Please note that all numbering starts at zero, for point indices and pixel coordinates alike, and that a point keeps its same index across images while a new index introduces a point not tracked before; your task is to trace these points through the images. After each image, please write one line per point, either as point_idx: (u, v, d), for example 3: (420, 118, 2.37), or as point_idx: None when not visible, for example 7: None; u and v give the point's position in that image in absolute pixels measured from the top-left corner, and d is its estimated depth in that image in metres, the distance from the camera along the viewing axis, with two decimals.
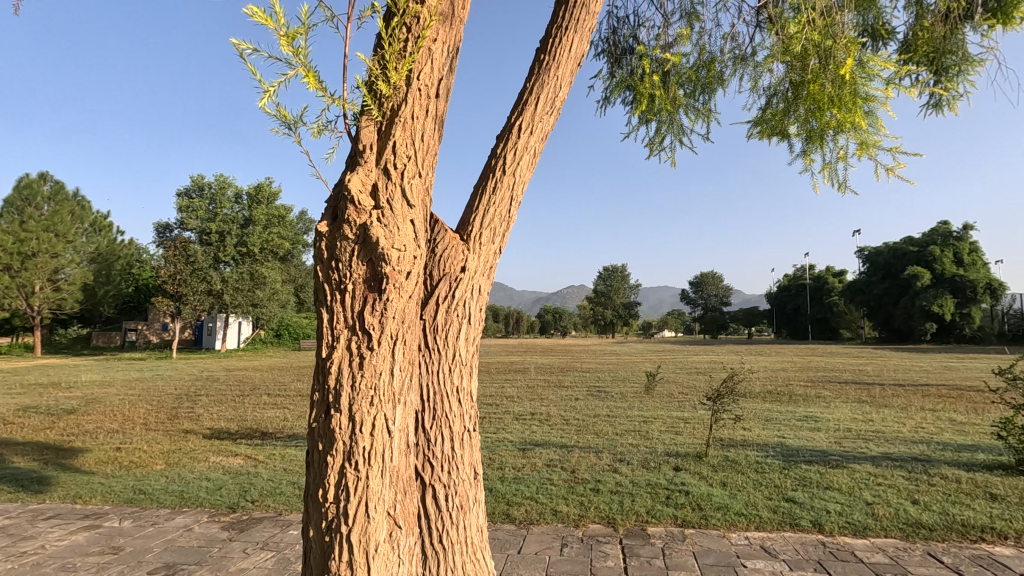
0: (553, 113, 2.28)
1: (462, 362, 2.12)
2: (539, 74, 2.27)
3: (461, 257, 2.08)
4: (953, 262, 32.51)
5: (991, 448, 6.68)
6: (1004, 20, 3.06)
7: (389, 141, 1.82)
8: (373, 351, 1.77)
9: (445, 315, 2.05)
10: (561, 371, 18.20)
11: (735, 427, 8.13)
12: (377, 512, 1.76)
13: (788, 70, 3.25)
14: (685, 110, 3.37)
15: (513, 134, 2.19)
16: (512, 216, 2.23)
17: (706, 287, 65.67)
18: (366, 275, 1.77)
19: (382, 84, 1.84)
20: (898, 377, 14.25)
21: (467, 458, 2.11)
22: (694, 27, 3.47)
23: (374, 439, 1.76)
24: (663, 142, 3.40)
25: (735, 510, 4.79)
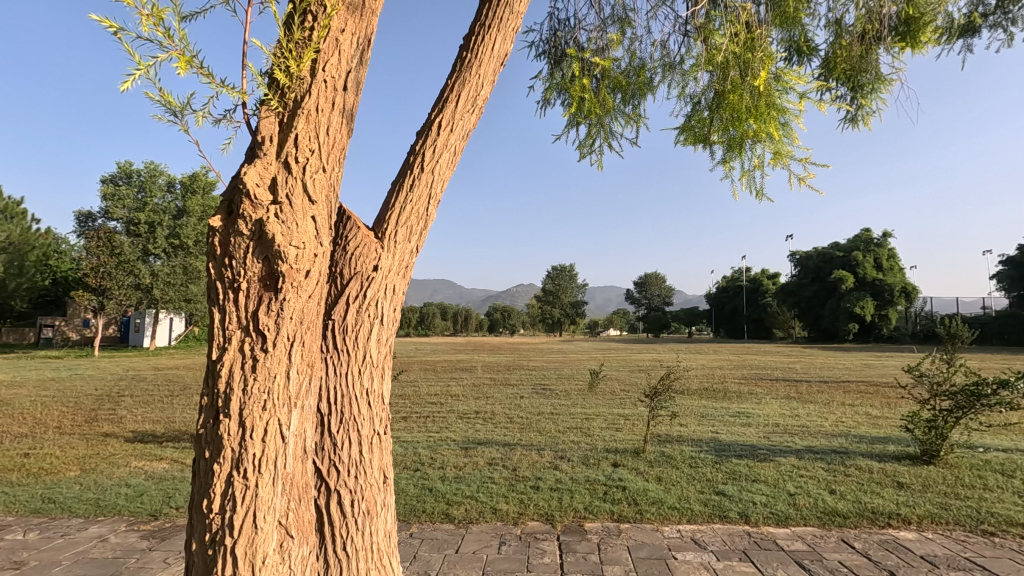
0: (474, 113, 2.26)
1: (374, 363, 2.09)
2: (460, 71, 2.26)
3: (374, 256, 2.04)
4: (874, 267, 34.84)
5: (900, 439, 7.22)
6: (913, 44, 3.28)
7: (290, 133, 1.77)
8: (267, 353, 1.71)
9: (356, 314, 2.00)
10: (507, 369, 18.29)
11: (672, 424, 8.39)
12: (266, 522, 1.70)
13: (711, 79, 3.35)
14: (615, 115, 3.45)
15: (432, 131, 2.16)
16: (430, 216, 2.21)
17: (650, 287, 67.57)
18: (262, 274, 1.70)
19: (281, 74, 1.78)
20: (823, 375, 15.19)
21: (377, 462, 2.09)
22: (626, 33, 3.54)
23: (265, 445, 1.71)
24: (594, 145, 3.46)
25: (668, 504, 4.95)
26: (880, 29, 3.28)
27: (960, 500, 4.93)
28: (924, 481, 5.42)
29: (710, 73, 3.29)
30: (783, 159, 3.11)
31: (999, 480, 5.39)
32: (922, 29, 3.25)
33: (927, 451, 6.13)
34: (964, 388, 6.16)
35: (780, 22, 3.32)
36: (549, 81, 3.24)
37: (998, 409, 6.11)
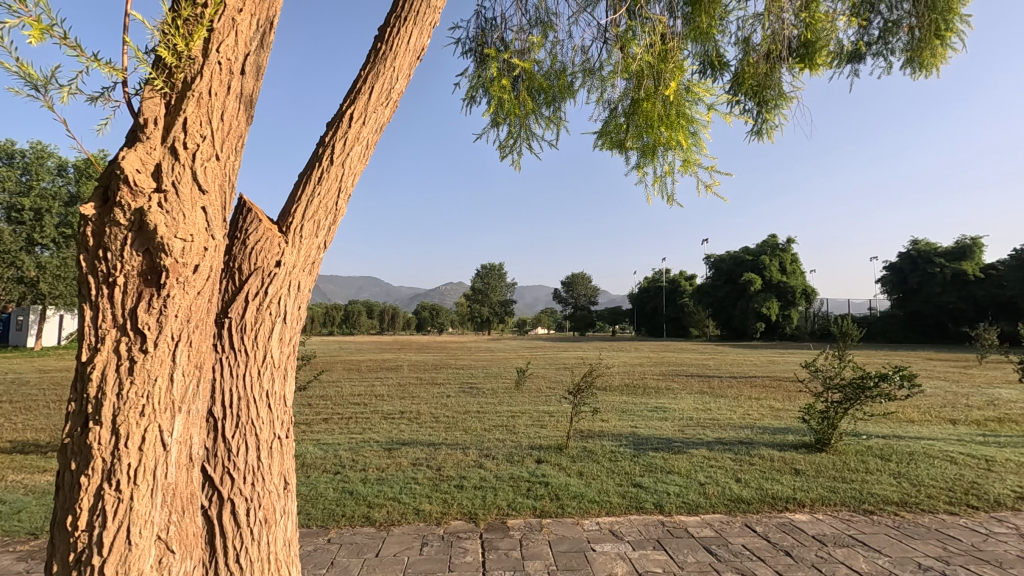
0: (388, 106, 2.22)
1: (275, 363, 2.00)
2: (374, 63, 2.20)
3: (277, 251, 1.95)
4: (778, 270, 37.64)
5: (797, 430, 7.85)
6: (810, 65, 3.57)
7: (178, 117, 1.65)
8: (148, 354, 1.59)
9: (256, 313, 1.91)
10: (435, 368, 18.11)
11: (594, 419, 8.66)
12: (142, 537, 1.57)
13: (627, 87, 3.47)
14: (535, 118, 3.50)
15: (343, 122, 2.11)
16: (339, 211, 2.15)
17: (576, 287, 69.24)
18: (142, 268, 1.58)
19: (167, 53, 1.67)
20: (733, 371, 16.22)
21: (277, 467, 2.00)
22: (547, 37, 3.60)
23: (143, 454, 1.58)
24: (514, 146, 3.50)
25: (589, 498, 5.10)
26: (783, 50, 3.53)
27: (847, 483, 5.43)
28: (817, 467, 5.92)
29: (626, 81, 3.41)
30: (692, 167, 3.30)
31: (879, 463, 5.99)
32: (817, 52, 3.55)
33: (820, 440, 6.68)
34: (852, 381, 6.79)
35: (693, 36, 3.50)
36: (472, 80, 3.22)
37: (879, 399, 6.78)
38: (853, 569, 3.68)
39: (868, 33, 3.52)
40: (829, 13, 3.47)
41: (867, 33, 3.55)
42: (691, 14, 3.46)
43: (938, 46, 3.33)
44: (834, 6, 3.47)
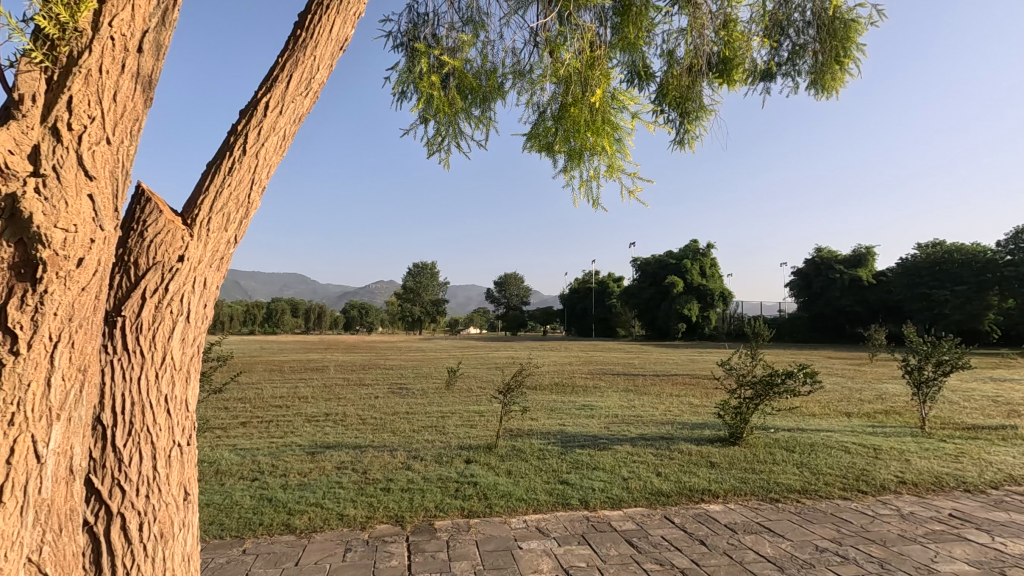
0: (307, 96, 2.13)
1: (176, 364, 1.87)
2: (293, 50, 2.11)
3: (180, 244, 1.82)
4: (699, 274, 39.67)
5: (712, 425, 8.32)
6: (728, 81, 3.78)
7: (62, 95, 1.51)
8: (20, 356, 1.44)
9: (155, 311, 1.78)
10: (362, 369, 17.63)
11: (524, 418, 8.75)
12: (11, 560, 1.42)
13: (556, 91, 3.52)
14: (464, 117, 3.49)
15: (257, 111, 2.00)
16: (251, 204, 2.05)
17: (509, 287, 69.71)
18: (16, 260, 1.43)
19: (48, 24, 1.51)
20: (656, 369, 16.93)
21: (177, 477, 1.87)
22: (478, 36, 3.60)
23: (13, 467, 1.43)
24: (443, 144, 3.47)
25: (516, 496, 5.15)
26: (704, 65, 3.72)
27: (756, 473, 5.80)
28: (730, 459, 6.29)
29: (555, 86, 3.46)
30: (616, 172, 3.41)
31: (784, 455, 6.45)
32: (735, 69, 3.76)
33: (733, 434, 7.11)
34: (762, 378, 7.27)
35: (620, 46, 3.61)
36: (400, 74, 3.15)
37: (785, 395, 7.32)
38: (759, 554, 3.95)
39: (779, 54, 3.77)
40: (744, 33, 3.70)
41: (778, 54, 3.80)
42: (619, 24, 3.56)
43: (838, 71, 3.61)
44: (749, 27, 3.70)
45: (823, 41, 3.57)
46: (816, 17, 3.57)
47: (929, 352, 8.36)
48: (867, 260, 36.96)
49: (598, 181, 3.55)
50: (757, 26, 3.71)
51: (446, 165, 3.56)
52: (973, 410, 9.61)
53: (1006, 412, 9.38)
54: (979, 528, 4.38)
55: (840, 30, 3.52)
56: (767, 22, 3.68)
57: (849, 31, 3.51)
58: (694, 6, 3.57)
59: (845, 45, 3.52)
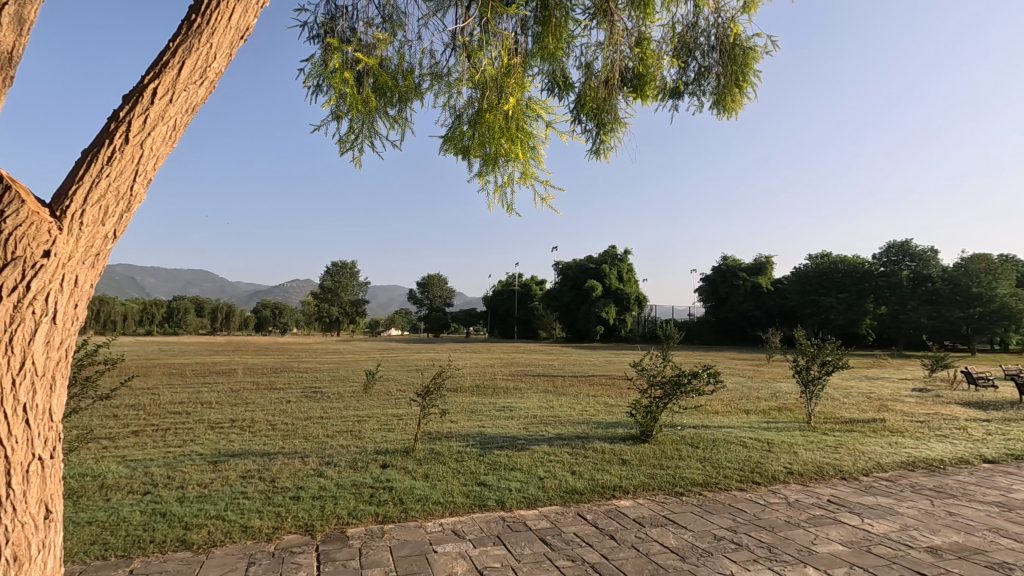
0: (201, 85, 2.03)
1: (37, 370, 1.69)
2: (186, 36, 2.00)
3: (46, 238, 1.66)
4: (617, 278, 41.28)
5: (625, 423, 8.68)
6: (641, 96, 3.97)
7: None
8: None
9: (13, 312, 1.60)
10: (274, 372, 16.74)
11: (443, 421, 8.69)
12: None
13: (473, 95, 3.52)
14: (379, 116, 3.42)
15: (144, 97, 1.88)
16: (135, 197, 1.90)
17: (432, 288, 68.93)
18: None
19: None
20: (574, 370, 17.40)
21: (34, 495, 1.70)
22: (396, 35, 3.55)
23: None
24: (355, 142, 3.39)
25: (433, 500, 5.10)
26: (619, 79, 3.88)
27: (663, 469, 6.12)
28: (640, 456, 6.58)
29: (472, 90, 3.46)
30: (530, 179, 3.48)
31: (689, 451, 6.85)
32: (647, 85, 3.96)
33: (644, 432, 7.45)
34: (671, 379, 7.67)
35: (539, 55, 3.70)
36: (312, 69, 3.03)
37: (692, 394, 7.78)
38: (664, 545, 4.16)
39: (686, 74, 4.00)
40: (656, 51, 3.91)
41: (686, 74, 4.02)
42: (539, 34, 3.65)
43: (738, 93, 3.87)
44: (661, 46, 3.92)
45: (725, 65, 3.83)
46: (719, 43, 3.84)
47: (816, 353, 9.22)
48: (766, 269, 40.04)
49: (512, 186, 3.60)
50: (667, 46, 3.93)
51: (360, 164, 3.47)
52: (851, 405, 10.68)
53: (877, 407, 10.52)
54: (851, 511, 4.88)
55: (740, 56, 3.79)
56: (677, 43, 3.91)
57: (747, 58, 3.79)
58: (611, 22, 3.71)
59: (745, 70, 3.80)
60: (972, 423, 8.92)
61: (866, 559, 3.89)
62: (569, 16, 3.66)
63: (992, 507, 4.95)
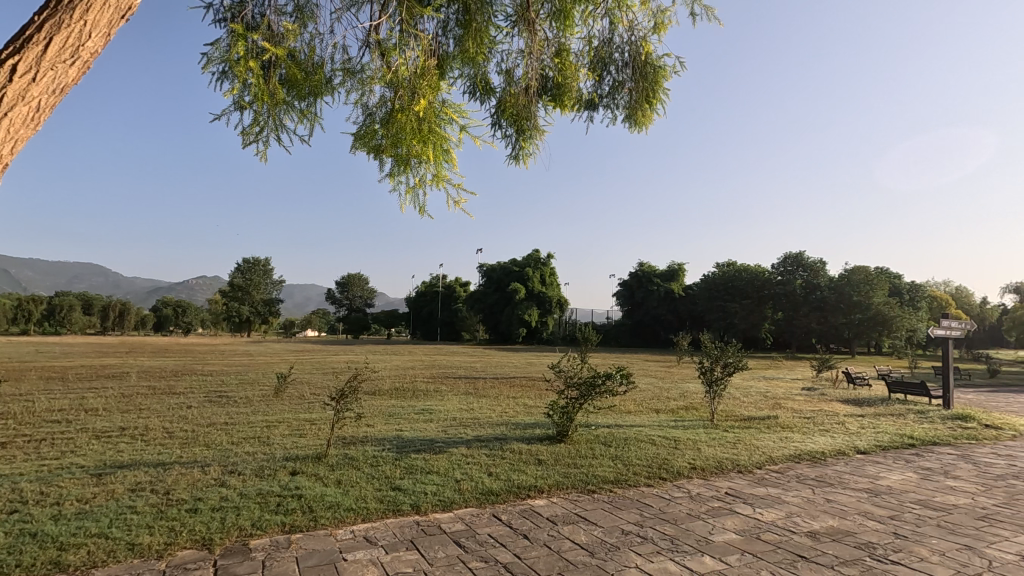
0: (72, 63, 2.14)
1: None
2: (55, 15, 2.12)
3: None
4: (540, 281, 42.03)
5: (542, 424, 8.85)
6: (559, 105, 4.08)
7: None
8: None
9: None
10: (172, 375, 15.48)
11: (358, 425, 8.44)
12: None
13: (386, 95, 3.45)
14: (286, 110, 3.28)
15: (7, 70, 1.97)
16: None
17: (352, 288, 66.73)
18: None
19: None
20: (495, 372, 17.51)
21: None
22: (306, 27, 3.43)
23: None
24: (259, 135, 3.22)
25: (345, 506, 4.94)
26: (537, 88, 3.97)
27: (577, 468, 6.30)
28: (555, 456, 6.74)
29: (385, 89, 3.39)
30: (442, 182, 3.47)
31: (602, 449, 7.10)
32: (565, 95, 4.08)
33: (561, 432, 7.62)
34: (586, 380, 7.91)
35: (459, 59, 3.71)
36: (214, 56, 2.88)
37: (606, 395, 8.08)
38: (575, 542, 4.29)
39: (601, 88, 4.17)
40: (574, 64, 4.05)
41: (600, 88, 4.19)
42: (460, 37, 3.67)
43: (648, 109, 4.07)
44: (578, 59, 4.07)
45: (637, 81, 4.02)
46: (632, 59, 4.03)
47: (719, 355, 9.87)
48: (678, 275, 42.35)
49: (424, 188, 3.55)
50: (584, 59, 4.09)
51: (263, 159, 3.30)
52: (749, 404, 11.54)
53: (771, 405, 11.44)
54: (745, 502, 5.27)
55: (651, 74, 4.00)
56: (593, 57, 4.08)
57: (657, 76, 4.00)
58: (531, 31, 3.81)
59: (655, 87, 4.01)
60: (849, 418, 9.93)
61: (756, 545, 4.22)
62: (492, 22, 3.70)
63: (862, 493, 5.53)
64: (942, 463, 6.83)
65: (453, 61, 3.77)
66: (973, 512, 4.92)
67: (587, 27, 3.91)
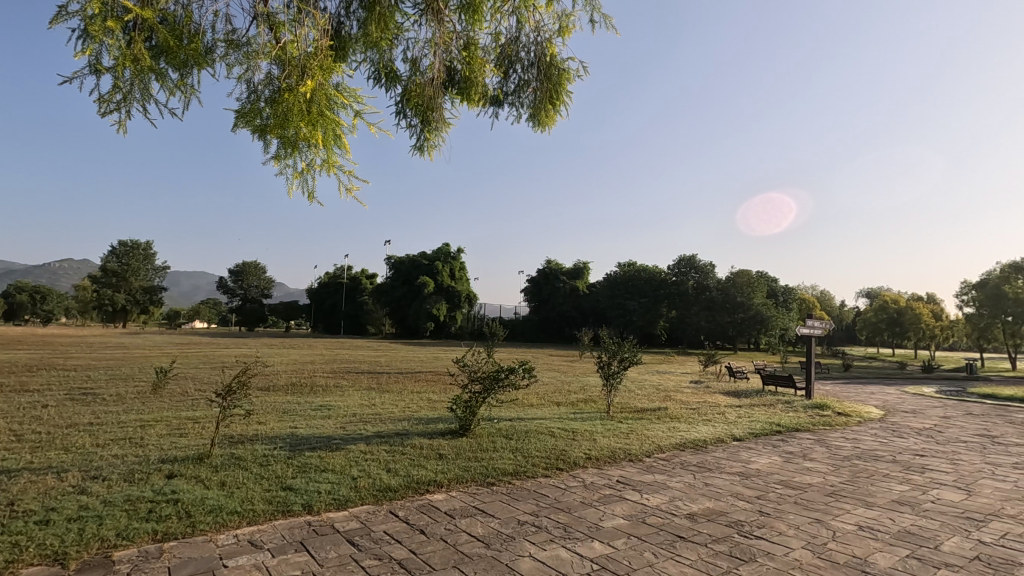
0: None
1: None
2: None
3: None
4: (449, 275, 41.76)
5: (445, 419, 8.82)
6: (466, 99, 4.07)
7: None
8: None
9: None
10: (23, 371, 13.57)
11: (248, 423, 7.94)
12: None
13: (274, 72, 3.23)
14: (156, 79, 2.93)
15: None
16: None
17: (247, 277, 62.39)
18: None
19: None
20: (400, 367, 17.19)
21: None
22: None
23: None
24: (120, 105, 2.83)
25: (228, 510, 4.62)
26: (444, 79, 3.92)
27: (477, 461, 6.35)
28: (457, 450, 6.74)
29: (272, 66, 3.18)
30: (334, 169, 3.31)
31: (503, 442, 7.21)
32: (472, 90, 4.07)
33: (463, 426, 7.63)
34: (490, 374, 7.97)
35: (361, 42, 3.57)
36: (66, 11, 2.51)
37: (508, 389, 8.21)
38: (471, 534, 4.33)
39: (506, 85, 4.21)
40: (481, 59, 4.06)
41: (506, 86, 4.22)
42: (364, 19, 3.52)
43: (552, 110, 4.17)
44: (485, 54, 4.08)
45: (542, 82, 4.11)
46: (538, 59, 4.10)
47: (617, 350, 10.37)
48: (583, 273, 43.95)
49: (313, 174, 3.39)
50: (491, 54, 4.11)
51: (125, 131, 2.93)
52: (643, 396, 12.23)
53: (662, 397, 12.23)
54: (634, 488, 5.59)
55: (555, 76, 4.11)
56: (499, 54, 4.11)
57: (562, 79, 4.12)
58: (439, 22, 3.75)
59: (559, 90, 4.11)
60: (728, 408, 10.85)
61: (641, 529, 4.49)
62: (397, 8, 3.59)
63: (735, 476, 6.08)
64: (802, 447, 7.68)
65: (356, 44, 3.62)
66: (824, 490, 5.58)
67: (495, 24, 3.92)
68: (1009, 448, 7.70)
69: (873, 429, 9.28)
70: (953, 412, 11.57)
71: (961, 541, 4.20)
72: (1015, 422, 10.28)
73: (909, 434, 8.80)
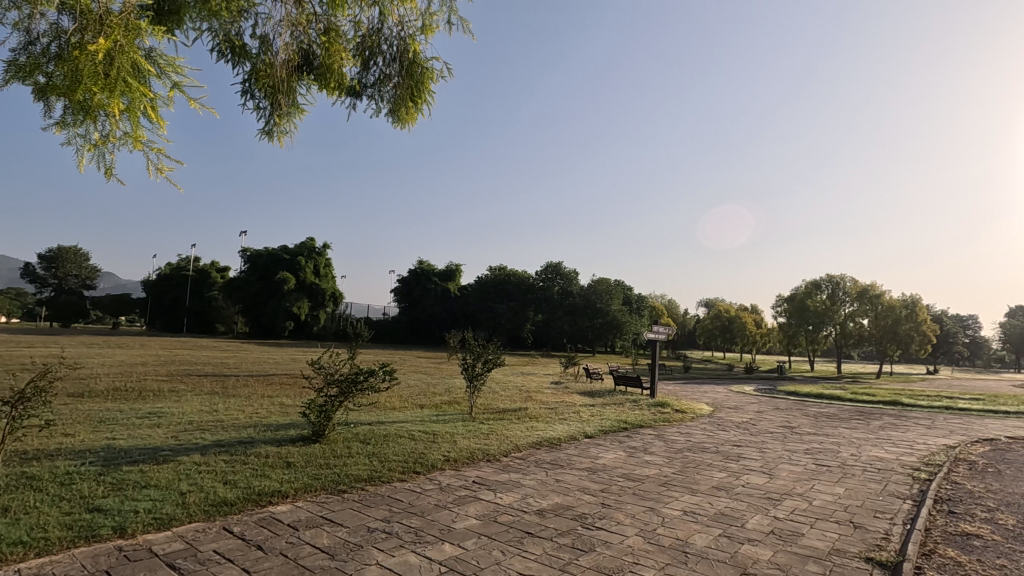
0: None
1: None
2: None
3: None
4: (313, 272, 39.50)
5: (297, 425, 8.25)
6: (322, 87, 3.88)
7: None
8: None
9: None
10: None
11: (50, 437, 6.73)
12: None
13: (66, 24, 2.78)
14: None
15: None
16: None
17: (64, 264, 53.08)
18: None
19: None
20: (252, 369, 15.79)
21: None
22: None
23: None
24: None
25: (8, 540, 3.88)
26: (299, 63, 3.69)
27: (329, 468, 6.02)
28: (308, 457, 6.34)
29: (62, 16, 2.73)
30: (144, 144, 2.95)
31: (360, 448, 6.93)
32: (329, 78, 3.89)
33: (316, 432, 7.20)
34: (348, 377, 7.63)
35: (198, 9, 3.21)
36: None
37: (368, 392, 7.90)
38: (315, 546, 4.08)
39: (366, 77, 4.08)
40: (341, 46, 3.87)
41: (364, 77, 4.08)
42: None
43: (412, 108, 4.12)
44: (346, 42, 3.91)
45: (404, 78, 4.04)
46: (399, 55, 4.01)
47: (481, 352, 10.50)
48: (455, 275, 43.99)
49: (112, 148, 3.02)
50: (350, 43, 3.94)
51: None
52: (506, 397, 12.54)
53: (524, 398, 12.61)
54: (489, 488, 5.69)
55: (418, 74, 4.05)
56: (360, 44, 3.96)
57: (425, 77, 4.07)
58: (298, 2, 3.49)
59: (421, 88, 4.07)
60: (583, 407, 11.51)
61: (491, 528, 4.57)
62: None
63: (584, 472, 6.46)
64: (643, 442, 8.41)
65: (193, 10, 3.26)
66: (658, 480, 6.15)
67: (357, 13, 3.76)
68: (803, 437, 9.12)
69: (703, 423, 10.46)
70: (765, 408, 13.44)
71: (761, 518, 4.87)
72: (808, 415, 12.22)
73: (730, 427, 10.02)
